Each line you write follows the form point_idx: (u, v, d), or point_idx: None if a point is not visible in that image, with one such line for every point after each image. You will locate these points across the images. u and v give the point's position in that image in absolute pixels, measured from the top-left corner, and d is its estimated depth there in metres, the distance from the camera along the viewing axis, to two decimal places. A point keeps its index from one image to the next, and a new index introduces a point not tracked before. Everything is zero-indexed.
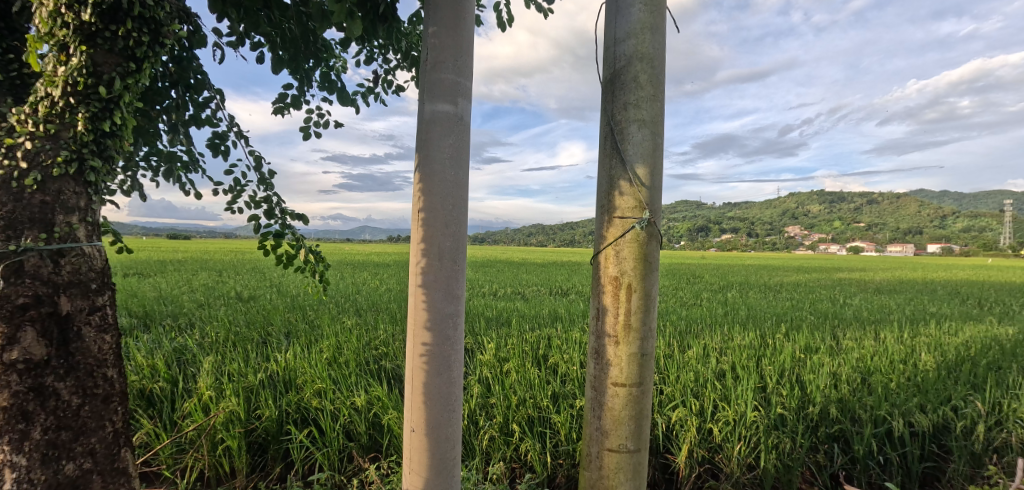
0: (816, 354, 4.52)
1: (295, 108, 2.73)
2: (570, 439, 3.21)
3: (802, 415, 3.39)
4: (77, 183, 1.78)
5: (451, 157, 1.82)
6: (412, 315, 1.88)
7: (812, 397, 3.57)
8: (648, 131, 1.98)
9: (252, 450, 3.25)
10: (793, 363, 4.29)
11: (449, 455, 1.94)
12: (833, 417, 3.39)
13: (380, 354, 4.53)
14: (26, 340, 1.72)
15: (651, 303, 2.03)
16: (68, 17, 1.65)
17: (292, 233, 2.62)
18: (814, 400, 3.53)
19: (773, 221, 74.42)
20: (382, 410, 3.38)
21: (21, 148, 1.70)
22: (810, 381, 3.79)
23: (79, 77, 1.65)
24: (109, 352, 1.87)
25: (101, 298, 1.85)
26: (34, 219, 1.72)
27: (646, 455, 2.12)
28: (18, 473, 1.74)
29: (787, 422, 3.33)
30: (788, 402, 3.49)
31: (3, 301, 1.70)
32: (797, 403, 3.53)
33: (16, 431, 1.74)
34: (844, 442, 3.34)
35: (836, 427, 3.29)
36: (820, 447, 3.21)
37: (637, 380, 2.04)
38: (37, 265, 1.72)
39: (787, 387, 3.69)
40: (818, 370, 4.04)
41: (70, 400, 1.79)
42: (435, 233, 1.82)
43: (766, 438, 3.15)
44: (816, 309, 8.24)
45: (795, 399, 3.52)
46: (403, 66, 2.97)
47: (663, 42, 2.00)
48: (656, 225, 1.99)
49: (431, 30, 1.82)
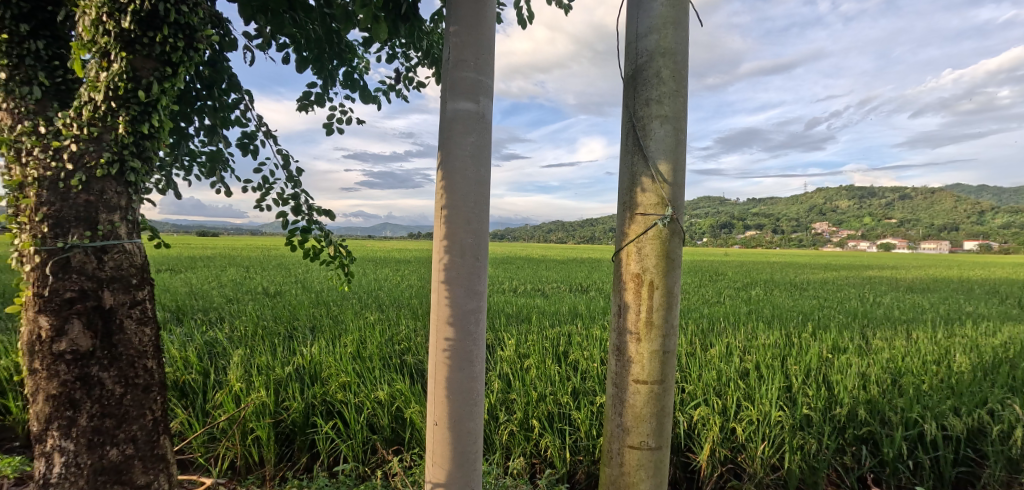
0: (844, 354, 4.47)
1: (319, 105, 2.92)
2: (591, 436, 3.28)
3: (829, 416, 3.37)
4: (118, 184, 1.87)
5: (472, 154, 1.87)
6: (434, 311, 1.94)
7: (840, 397, 3.54)
8: (670, 127, 2.00)
9: (280, 440, 3.38)
10: (820, 363, 4.25)
11: (470, 449, 1.99)
12: (862, 419, 3.35)
13: (403, 349, 4.63)
14: (73, 332, 1.81)
15: (673, 300, 2.05)
16: (109, 25, 1.73)
17: (319, 229, 2.73)
18: (842, 401, 3.49)
19: (798, 218, 73.01)
20: (405, 405, 3.48)
21: (66, 150, 1.79)
22: (837, 381, 3.75)
23: (120, 82, 1.74)
24: (149, 345, 1.95)
25: (141, 293, 1.92)
26: (79, 217, 1.80)
27: (668, 453, 2.14)
28: (66, 456, 1.85)
29: (813, 423, 3.32)
30: (814, 402, 3.47)
31: (53, 294, 1.80)
32: (824, 404, 3.50)
33: (65, 418, 1.84)
34: (872, 444, 3.31)
35: (864, 429, 3.26)
36: (848, 449, 3.19)
37: (659, 377, 2.06)
38: (83, 261, 1.81)
39: (812, 387, 3.66)
40: (846, 370, 4.00)
41: (114, 389, 1.87)
42: (458, 230, 1.88)
43: (791, 439, 3.13)
44: (846, 308, 8.08)
45: (822, 400, 3.49)
46: (424, 63, 3.09)
47: (685, 36, 2.01)
48: (679, 222, 2.02)
49: (452, 29, 1.87)
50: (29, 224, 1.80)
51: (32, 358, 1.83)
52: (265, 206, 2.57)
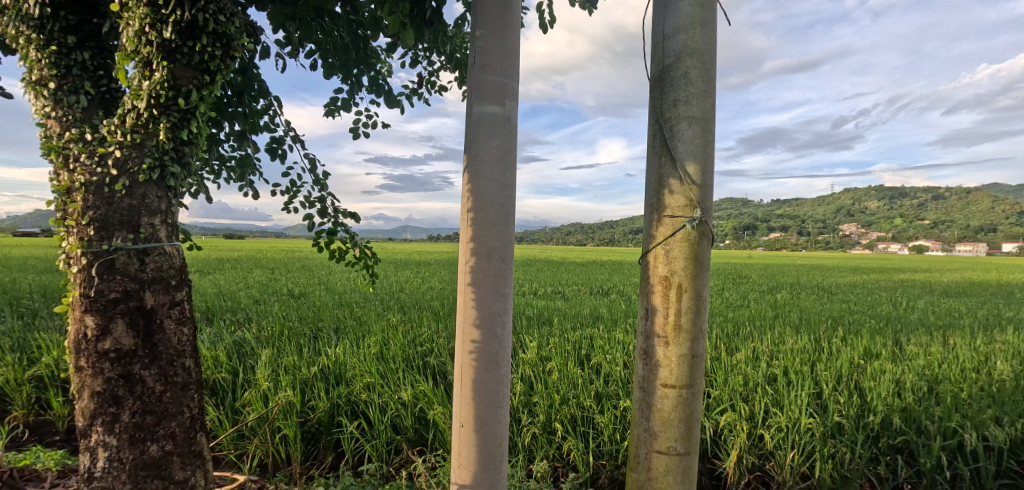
0: (876, 360, 4.37)
1: (345, 110, 2.99)
2: (614, 440, 3.28)
3: (862, 424, 3.30)
4: (159, 188, 1.94)
5: (498, 157, 1.89)
6: (460, 314, 1.96)
7: (874, 405, 3.47)
8: (698, 127, 1.99)
9: (306, 439, 3.45)
10: (852, 369, 4.17)
11: (496, 451, 2.01)
12: (897, 428, 3.27)
13: (425, 350, 4.67)
14: (117, 331, 1.88)
15: (702, 304, 2.04)
16: (151, 35, 1.79)
17: (344, 231, 2.79)
18: (876, 409, 3.42)
19: (825, 219, 71.51)
20: (428, 406, 3.52)
21: (110, 156, 1.86)
22: (871, 388, 3.67)
23: (162, 91, 1.80)
24: (187, 344, 2.01)
25: (180, 294, 1.99)
26: (122, 221, 1.87)
27: (696, 458, 2.12)
28: (109, 451, 1.92)
29: (845, 430, 3.26)
30: (845, 410, 3.41)
31: (98, 295, 1.87)
32: (856, 411, 3.44)
33: (108, 414, 1.90)
34: (908, 454, 3.24)
35: (899, 438, 3.18)
36: (882, 458, 3.12)
37: (687, 381, 2.06)
38: (126, 263, 1.88)
39: (844, 394, 3.60)
40: (879, 377, 3.91)
41: (154, 387, 1.93)
42: (484, 233, 1.90)
43: (822, 447, 3.08)
44: (877, 312, 7.89)
45: (854, 407, 3.43)
46: (447, 67, 3.14)
47: (713, 36, 2.00)
48: (708, 224, 2.01)
49: (478, 32, 1.89)
50: (75, 227, 1.87)
51: (78, 355, 1.90)
52: (292, 208, 2.69)
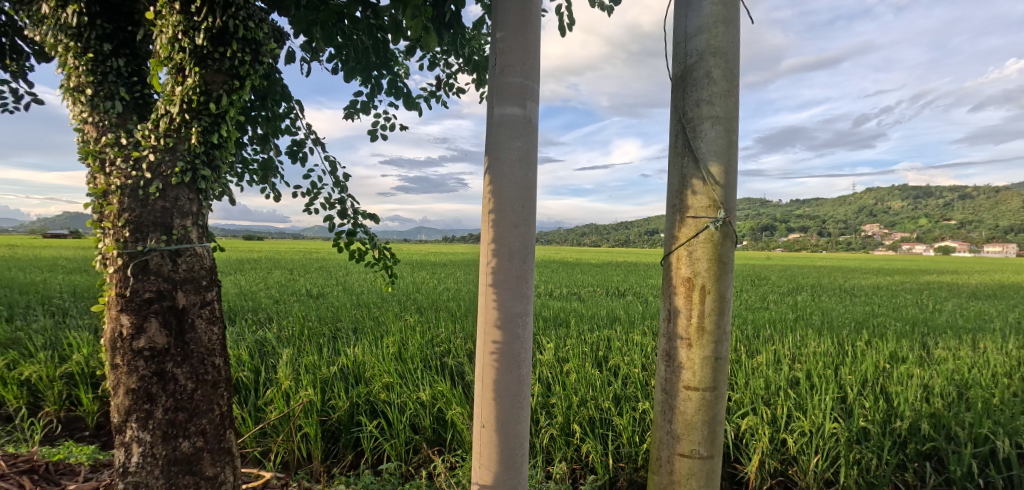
0: (903, 364, 4.29)
1: (364, 113, 3.04)
2: (633, 442, 3.28)
3: (888, 430, 3.25)
4: (190, 191, 1.99)
5: (519, 158, 1.90)
6: (481, 314, 1.98)
7: (901, 410, 3.42)
8: (722, 127, 1.98)
9: (326, 437, 3.49)
10: (877, 373, 4.10)
11: (517, 452, 2.02)
12: (925, 434, 3.21)
13: (443, 351, 4.71)
14: (151, 329, 1.93)
15: (726, 305, 2.03)
16: (184, 42, 1.84)
17: (364, 232, 2.84)
18: (903, 415, 3.36)
19: (846, 220, 70.33)
20: (446, 406, 3.55)
21: (145, 160, 1.91)
22: (898, 393, 3.61)
23: (194, 96, 1.85)
24: (217, 343, 2.05)
25: (210, 294, 2.03)
26: (156, 222, 1.93)
27: (720, 462, 2.11)
28: (143, 447, 1.97)
29: (871, 436, 3.21)
30: (871, 415, 3.36)
31: (133, 294, 1.92)
32: (882, 417, 3.39)
33: (142, 411, 1.96)
34: (936, 460, 3.18)
35: (927, 444, 3.12)
36: (909, 465, 3.06)
37: (711, 384, 2.05)
38: (160, 263, 1.93)
39: (869, 398, 3.55)
40: (905, 382, 3.84)
41: (186, 384, 1.98)
42: (506, 234, 1.91)
43: (848, 453, 3.04)
44: (903, 315, 7.74)
45: (880, 413, 3.38)
46: (465, 69, 3.17)
47: (736, 34, 1.99)
48: (732, 224, 2.00)
49: (498, 34, 1.91)
50: (112, 229, 1.92)
51: (113, 353, 1.96)
52: (312, 209, 2.75)
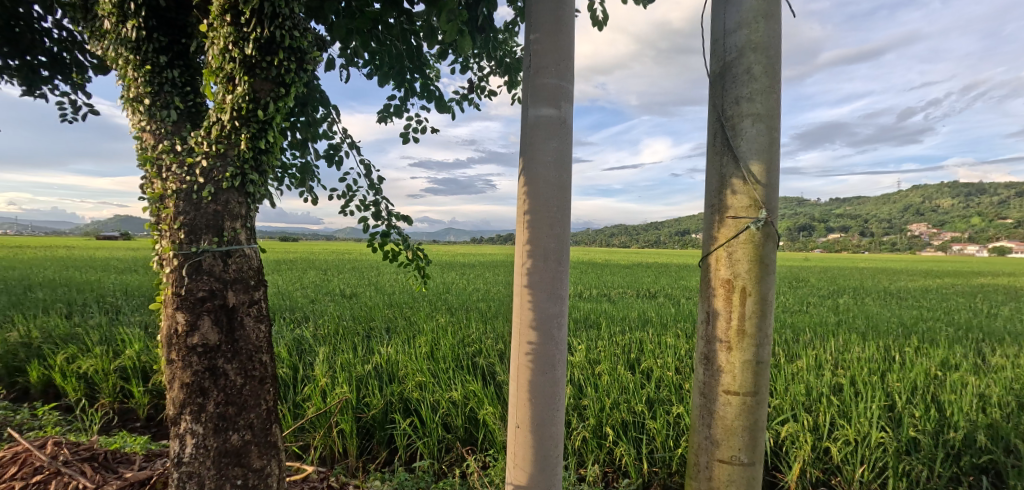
0: (957, 372, 4.13)
1: (398, 116, 3.11)
2: (667, 447, 3.26)
3: (941, 441, 3.15)
4: (239, 195, 2.08)
5: (555, 159, 1.93)
6: (518, 315, 2.01)
7: (954, 421, 3.30)
8: (763, 125, 1.97)
9: (361, 434, 3.58)
10: (928, 380, 3.96)
11: (552, 453, 2.04)
12: (982, 446, 3.10)
13: (474, 350, 4.76)
14: (203, 327, 2.02)
15: (767, 308, 2.01)
16: (234, 52, 1.92)
17: (398, 234, 2.91)
18: (957, 425, 3.25)
19: (888, 220, 67.93)
20: (479, 406, 3.59)
21: (198, 166, 2.01)
22: (952, 402, 3.50)
23: (244, 103, 1.93)
24: (264, 341, 2.14)
25: (258, 293, 2.12)
26: (208, 225, 2.02)
27: (761, 469, 2.09)
28: (196, 438, 2.07)
29: (921, 447, 3.12)
30: (922, 425, 3.26)
31: (188, 293, 2.02)
32: (934, 427, 3.29)
33: (195, 404, 2.05)
34: (994, 474, 3.05)
35: (983, 457, 3.00)
36: (963, 478, 2.96)
37: (751, 389, 2.03)
38: (212, 264, 2.03)
39: (919, 407, 3.45)
40: (959, 391, 3.70)
41: (235, 379, 2.07)
42: (541, 235, 1.94)
43: (897, 464, 2.97)
44: (954, 320, 7.44)
45: (932, 422, 3.29)
46: (496, 72, 3.22)
47: (777, 29, 1.98)
48: (774, 225, 1.98)
49: (533, 37, 1.94)
50: (168, 231, 2.03)
51: (169, 349, 2.06)
52: (348, 211, 2.84)
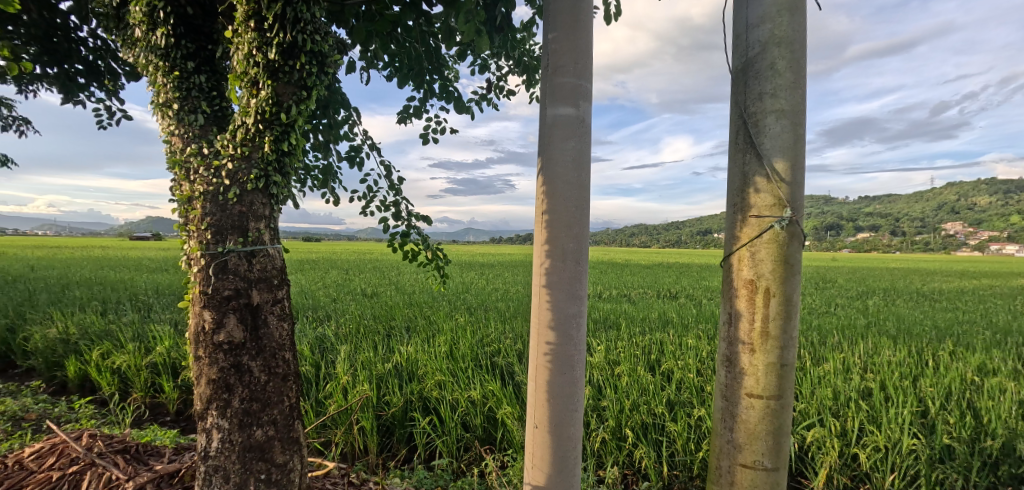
0: (994, 378, 4.01)
1: (417, 117, 3.15)
2: (687, 450, 3.25)
3: (977, 449, 3.08)
4: (263, 196, 2.13)
5: (573, 159, 1.94)
6: (536, 315, 2.03)
7: (992, 429, 3.23)
8: (787, 121, 1.95)
9: (382, 431, 3.62)
10: (964, 386, 3.86)
11: (570, 454, 2.05)
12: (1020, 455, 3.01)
13: (493, 350, 4.78)
14: (229, 325, 2.08)
15: (792, 310, 1.99)
16: (258, 57, 1.97)
17: (417, 234, 2.94)
18: (995, 433, 3.18)
19: (917, 219, 66.23)
20: (497, 406, 3.61)
21: (224, 168, 2.06)
22: (989, 409, 3.42)
23: (267, 107, 1.98)
24: (287, 338, 2.19)
25: (281, 292, 2.17)
26: (233, 226, 2.08)
27: (785, 474, 2.07)
28: (222, 433, 2.13)
29: (956, 455, 3.05)
30: (956, 432, 3.19)
31: (214, 292, 2.07)
32: (970, 434, 3.22)
33: (221, 400, 2.11)
34: None
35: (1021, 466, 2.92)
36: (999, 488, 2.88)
37: (775, 392, 2.02)
38: (237, 263, 2.08)
39: (954, 413, 3.37)
40: (997, 398, 3.60)
41: (259, 376, 2.12)
42: (559, 235, 1.95)
43: (930, 472, 2.92)
44: (991, 323, 7.21)
45: (967, 430, 3.22)
46: (514, 71, 3.24)
47: (801, 23, 1.96)
48: (799, 224, 1.97)
49: (550, 35, 1.95)
50: (195, 231, 2.09)
51: (196, 346, 2.12)
52: (369, 212, 2.89)
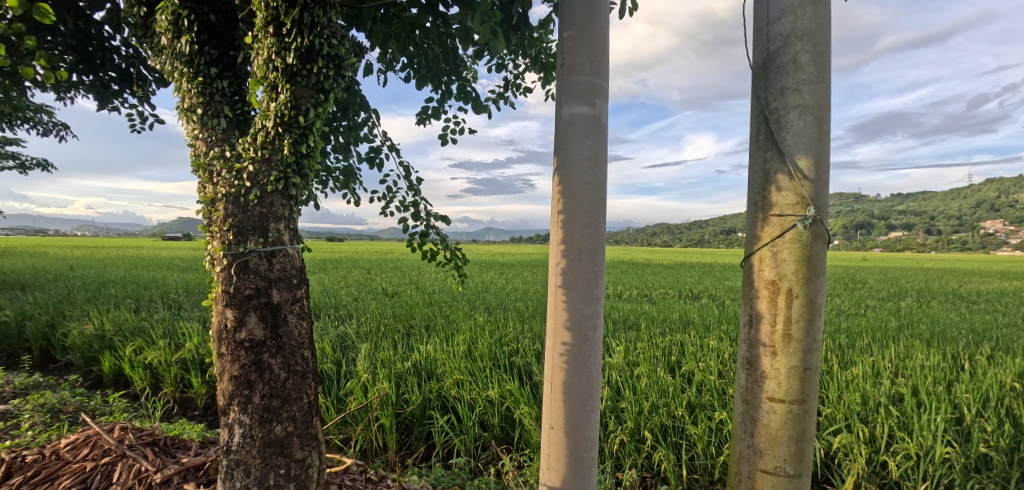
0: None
1: (435, 118, 3.18)
2: (708, 454, 3.24)
3: (1016, 459, 3.02)
4: (283, 197, 2.18)
5: (588, 159, 1.95)
6: (552, 315, 2.04)
7: None
8: (810, 117, 1.94)
9: (400, 429, 3.67)
10: (1003, 392, 3.76)
11: (585, 454, 2.06)
12: None
13: (512, 350, 4.79)
14: (250, 323, 2.13)
15: (815, 311, 1.97)
16: (277, 62, 2.01)
17: (435, 233, 2.98)
18: None
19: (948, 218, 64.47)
20: (515, 405, 3.63)
21: (246, 171, 2.12)
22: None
23: (286, 110, 2.03)
24: (306, 337, 2.24)
25: (301, 291, 2.22)
26: (254, 227, 2.13)
27: (807, 480, 2.05)
28: (244, 428, 2.18)
29: (991, 463, 2.98)
30: (994, 441, 3.13)
31: (235, 291, 2.13)
32: (1008, 443, 3.14)
33: (242, 396, 2.17)
34: None
35: None
36: None
37: (798, 396, 2.00)
38: (258, 263, 2.14)
39: (992, 420, 3.30)
40: None
41: (280, 373, 2.18)
42: (575, 235, 1.96)
43: (965, 482, 2.87)
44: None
45: (1005, 438, 3.15)
46: (532, 70, 3.25)
47: (824, 16, 1.94)
48: (823, 223, 1.95)
49: (566, 34, 1.97)
50: (219, 232, 2.15)
51: (219, 343, 2.18)
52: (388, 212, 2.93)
